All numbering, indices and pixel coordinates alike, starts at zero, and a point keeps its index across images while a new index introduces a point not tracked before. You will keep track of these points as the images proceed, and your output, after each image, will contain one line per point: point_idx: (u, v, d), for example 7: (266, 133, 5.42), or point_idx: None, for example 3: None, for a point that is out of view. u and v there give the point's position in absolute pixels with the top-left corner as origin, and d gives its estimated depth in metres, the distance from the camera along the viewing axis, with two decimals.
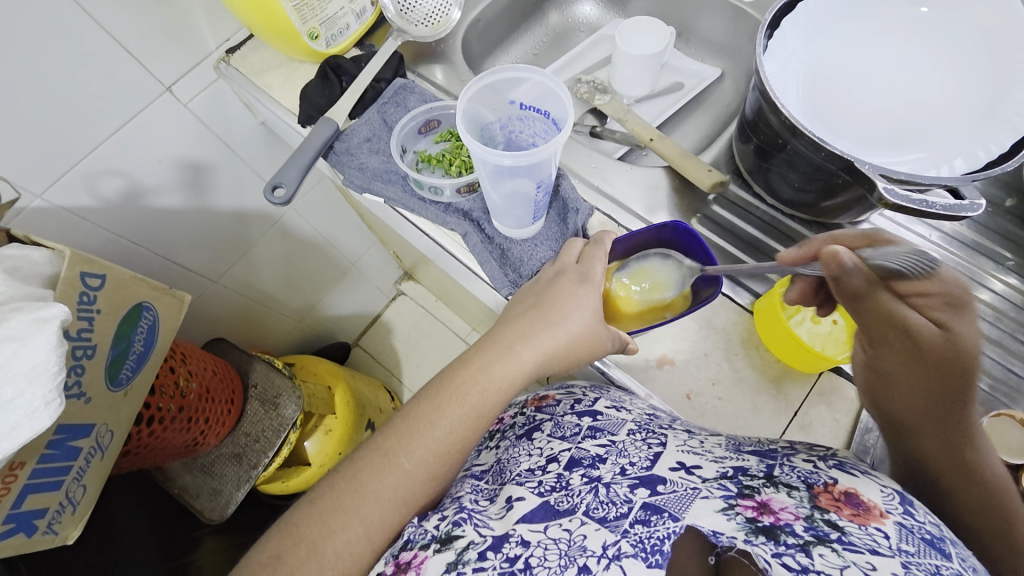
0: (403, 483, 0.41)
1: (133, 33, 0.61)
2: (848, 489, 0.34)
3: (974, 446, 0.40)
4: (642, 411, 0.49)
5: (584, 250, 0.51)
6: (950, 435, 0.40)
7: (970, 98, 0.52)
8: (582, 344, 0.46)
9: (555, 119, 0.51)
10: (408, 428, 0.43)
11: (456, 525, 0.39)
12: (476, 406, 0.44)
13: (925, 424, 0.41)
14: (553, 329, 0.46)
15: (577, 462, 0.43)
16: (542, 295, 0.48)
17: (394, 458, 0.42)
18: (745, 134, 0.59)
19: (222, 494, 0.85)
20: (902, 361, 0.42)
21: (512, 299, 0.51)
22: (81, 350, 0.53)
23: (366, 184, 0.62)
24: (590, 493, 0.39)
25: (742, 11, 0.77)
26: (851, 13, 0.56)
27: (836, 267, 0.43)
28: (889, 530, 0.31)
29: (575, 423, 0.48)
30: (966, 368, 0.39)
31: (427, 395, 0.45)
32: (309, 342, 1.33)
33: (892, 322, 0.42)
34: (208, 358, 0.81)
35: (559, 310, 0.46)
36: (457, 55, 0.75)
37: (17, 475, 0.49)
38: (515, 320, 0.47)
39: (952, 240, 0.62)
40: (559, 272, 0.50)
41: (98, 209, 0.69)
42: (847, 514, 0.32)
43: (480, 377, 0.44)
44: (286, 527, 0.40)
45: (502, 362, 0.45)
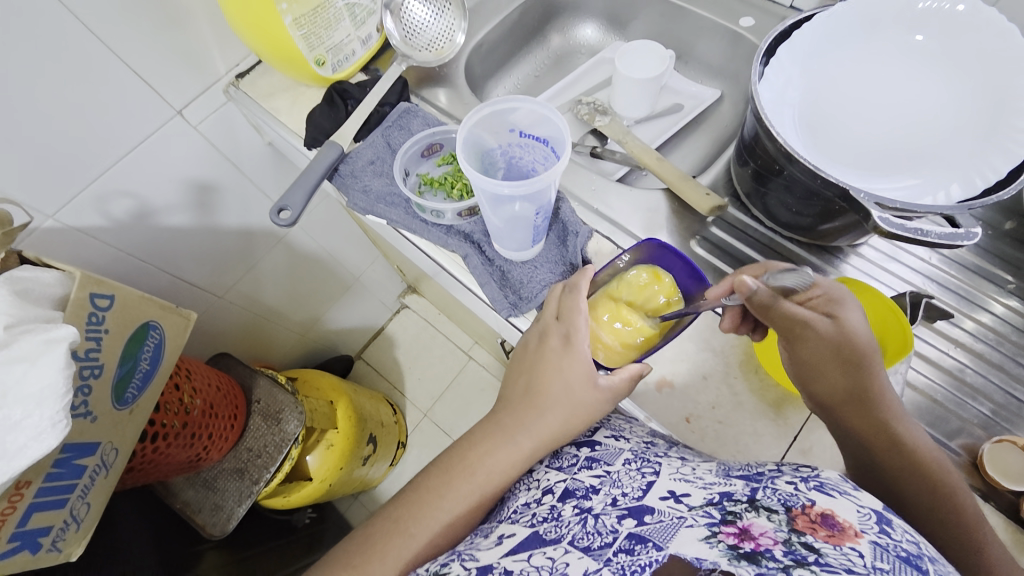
0: (407, 546, 0.44)
1: (147, 61, 0.63)
2: (824, 510, 0.34)
3: (891, 412, 0.44)
4: (641, 439, 0.50)
5: (561, 303, 0.51)
6: (867, 405, 0.44)
7: (967, 124, 0.52)
8: (578, 418, 0.47)
9: (553, 145, 0.52)
10: (418, 497, 0.46)
11: (444, 564, 0.39)
12: (481, 486, 0.46)
13: (848, 407, 0.45)
14: (544, 418, 0.47)
15: (570, 493, 0.44)
16: (531, 375, 0.49)
17: (403, 524, 0.45)
18: (743, 157, 0.60)
19: (223, 510, 0.86)
20: (813, 355, 0.45)
21: (506, 371, 0.52)
22: (88, 370, 0.54)
23: (370, 207, 0.63)
24: (579, 524, 0.40)
25: (740, 34, 0.78)
26: (847, 40, 0.56)
27: (745, 293, 0.46)
28: (864, 550, 0.30)
29: (574, 454, 0.49)
30: (859, 350, 0.44)
31: (437, 470, 0.48)
32: (312, 355, 1.34)
33: (803, 321, 0.44)
34: (213, 375, 0.82)
35: (547, 395, 0.47)
36: (460, 78, 0.77)
37: (22, 496, 0.50)
38: (512, 406, 0.49)
39: (953, 263, 0.61)
40: (543, 333, 0.50)
41: (109, 229, 0.71)
42: (822, 535, 0.32)
43: (486, 459, 0.47)
44: None
45: (501, 451, 0.47)
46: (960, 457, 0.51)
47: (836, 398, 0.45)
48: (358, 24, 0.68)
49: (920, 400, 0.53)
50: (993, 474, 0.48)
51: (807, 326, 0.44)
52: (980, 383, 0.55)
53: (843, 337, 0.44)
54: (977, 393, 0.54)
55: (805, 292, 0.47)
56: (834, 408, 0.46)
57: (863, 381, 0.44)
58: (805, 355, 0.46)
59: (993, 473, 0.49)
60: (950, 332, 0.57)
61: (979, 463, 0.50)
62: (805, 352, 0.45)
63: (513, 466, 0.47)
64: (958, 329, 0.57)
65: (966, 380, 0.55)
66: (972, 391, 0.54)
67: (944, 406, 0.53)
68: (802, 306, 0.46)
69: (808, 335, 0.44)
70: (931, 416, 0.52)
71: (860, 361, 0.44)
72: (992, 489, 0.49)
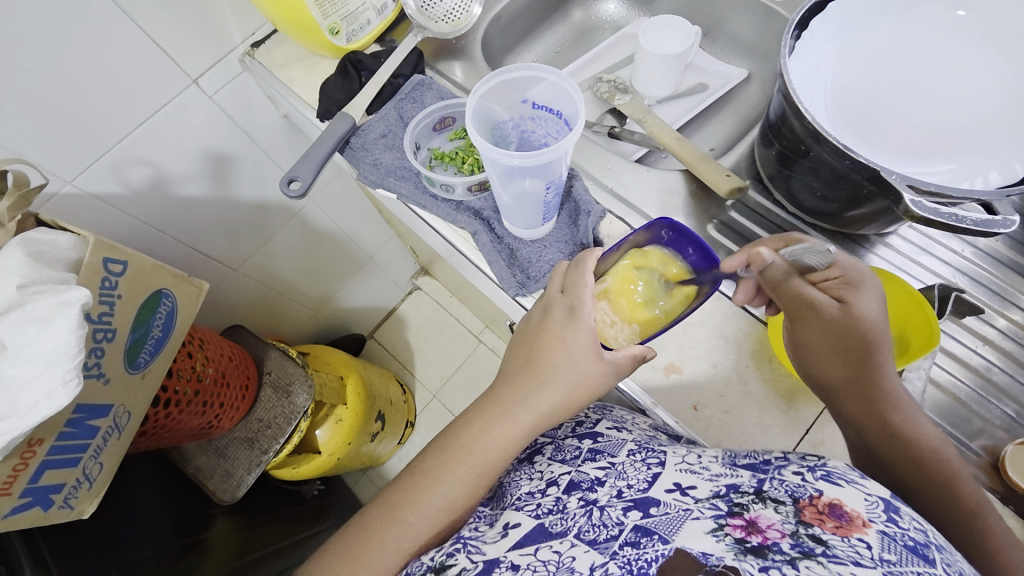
0: (405, 535, 0.44)
1: (162, 28, 0.63)
2: (832, 500, 0.34)
3: (894, 405, 0.42)
4: (643, 431, 0.51)
5: (567, 278, 0.49)
6: (868, 395, 0.43)
7: (1013, 105, 0.48)
8: (581, 390, 0.46)
9: (568, 119, 0.50)
10: (414, 482, 0.46)
11: (449, 556, 0.40)
12: (477, 466, 0.45)
13: (850, 394, 0.43)
14: (546, 387, 0.46)
15: (575, 485, 0.44)
16: (534, 346, 0.48)
17: (400, 512, 0.45)
18: (768, 138, 0.57)
19: (234, 477, 0.88)
20: (818, 339, 0.43)
21: (507, 346, 0.51)
22: (102, 333, 0.55)
23: (380, 180, 0.62)
24: (584, 516, 0.39)
25: (772, 10, 0.75)
26: (887, 13, 0.52)
27: (760, 264, 0.46)
28: (870, 539, 0.30)
29: (576, 446, 0.50)
30: (869, 336, 0.42)
31: (432, 452, 0.47)
32: (324, 331, 1.35)
33: (810, 299, 0.43)
34: (225, 345, 0.84)
35: (550, 363, 0.46)
36: (476, 52, 0.75)
37: (34, 453, 0.51)
38: (511, 379, 0.48)
39: (987, 256, 0.58)
40: (547, 306, 0.49)
41: (126, 196, 0.72)
42: (829, 527, 0.32)
43: (481, 437, 0.46)
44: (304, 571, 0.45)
45: (500, 424, 0.46)
46: (980, 458, 0.48)
47: (837, 385, 0.43)
48: None
49: (942, 398, 0.50)
50: (1014, 477, 0.45)
51: (814, 304, 0.43)
52: (1007, 383, 0.51)
53: (850, 321, 0.42)
54: (1003, 393, 0.51)
55: (826, 272, 0.46)
56: (834, 395, 0.44)
57: (867, 370, 0.42)
58: (808, 338, 0.44)
59: (1015, 476, 0.46)
60: (978, 329, 0.54)
61: (999, 466, 0.47)
62: (808, 335, 0.44)
63: (512, 446, 0.46)
64: (987, 325, 0.54)
65: (992, 379, 0.51)
66: (999, 391, 0.51)
67: (967, 405, 0.50)
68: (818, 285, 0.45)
69: (814, 315, 0.43)
70: (952, 416, 0.49)
71: (867, 348, 0.42)
72: (1013, 493, 0.46)
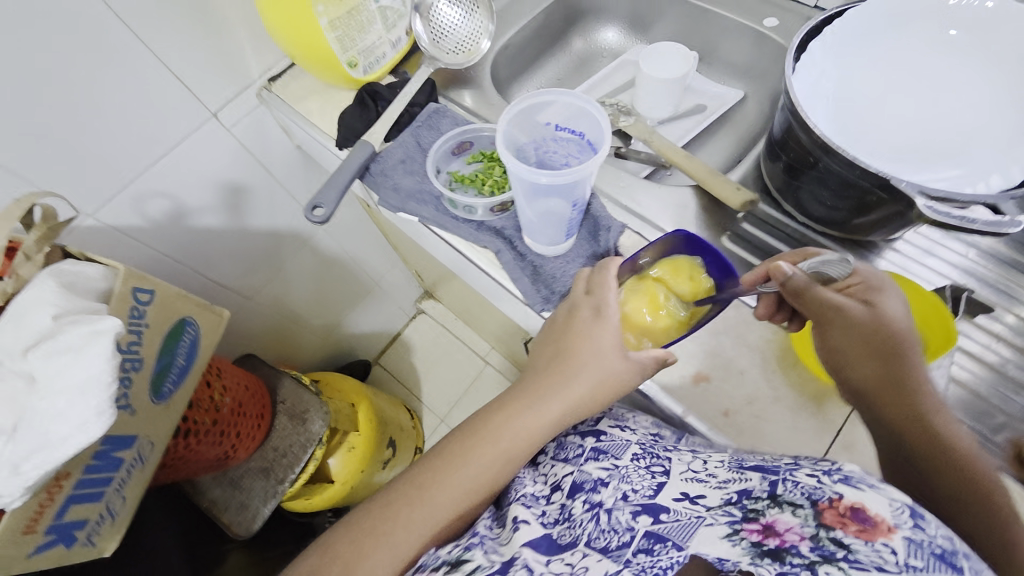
0: (432, 517, 0.44)
1: (186, 66, 0.65)
2: (854, 504, 0.35)
3: (933, 407, 0.43)
4: (646, 430, 0.53)
5: (592, 279, 0.50)
6: (907, 396, 0.43)
7: (1002, 118, 0.52)
8: (607, 385, 0.46)
9: (590, 140, 0.52)
10: (442, 464, 0.46)
11: (466, 549, 0.41)
12: (506, 450, 0.45)
13: (888, 396, 0.44)
14: (573, 380, 0.46)
15: (579, 487, 0.47)
16: (561, 343, 0.48)
17: (427, 492, 0.44)
18: (774, 153, 0.60)
19: (249, 508, 0.87)
20: (847, 341, 0.45)
21: (535, 343, 0.52)
22: (130, 362, 0.55)
23: (401, 203, 0.64)
24: (592, 522, 0.43)
25: (765, 35, 0.79)
26: (880, 34, 0.56)
27: (780, 279, 0.47)
28: (896, 546, 0.31)
29: (579, 445, 0.52)
30: (895, 337, 0.44)
31: (460, 435, 0.47)
32: (332, 358, 1.35)
33: (835, 303, 0.45)
34: (241, 374, 0.83)
35: (577, 359, 0.47)
36: (486, 80, 0.78)
37: (61, 488, 0.50)
38: (538, 372, 0.48)
39: (989, 257, 0.60)
40: (572, 307, 0.50)
41: (145, 228, 0.73)
42: (852, 531, 0.33)
43: (510, 424, 0.46)
44: (323, 547, 0.44)
45: (528, 413, 0.46)
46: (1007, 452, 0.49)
47: (873, 386, 0.44)
48: (389, 28, 0.70)
49: (963, 395, 0.52)
50: None
51: (839, 308, 0.45)
52: None
53: (876, 323, 0.44)
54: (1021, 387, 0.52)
55: (845, 281, 0.48)
56: (867, 396, 0.45)
57: (900, 370, 0.43)
58: (836, 340, 0.46)
59: None
60: (990, 326, 0.56)
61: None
62: (837, 338, 0.46)
63: None
64: (997, 322, 0.56)
65: (1009, 374, 0.53)
66: (1018, 386, 0.52)
67: (987, 400, 0.52)
68: (840, 293, 0.47)
69: (841, 319, 0.45)
70: (975, 411, 0.51)
71: (896, 347, 0.44)
72: None
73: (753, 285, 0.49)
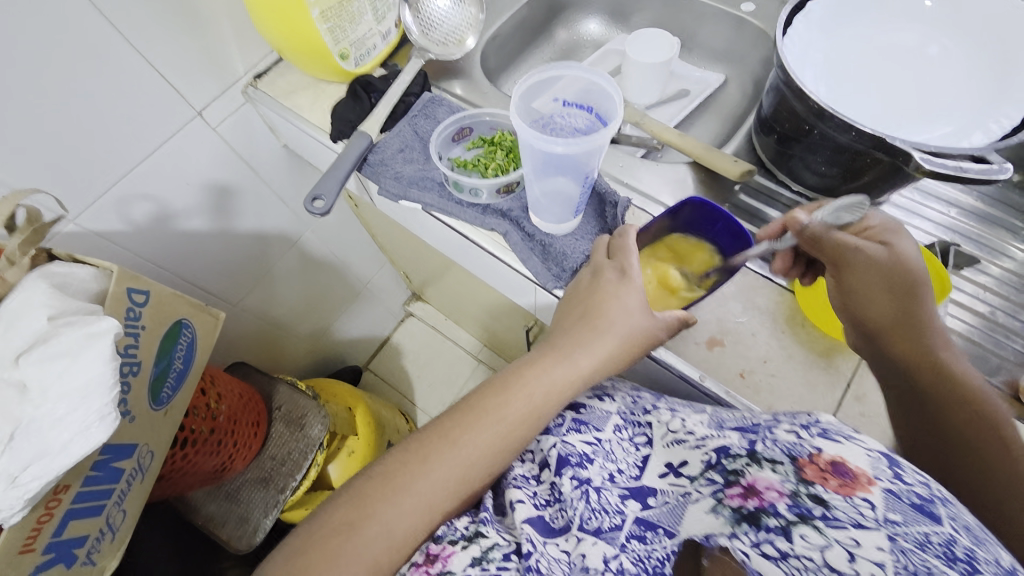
0: (465, 474, 0.44)
1: (170, 62, 0.63)
2: (834, 458, 0.36)
3: (939, 340, 0.45)
4: (625, 395, 0.53)
5: (612, 245, 0.52)
6: (915, 331, 0.45)
7: (979, 80, 0.55)
8: (634, 342, 0.47)
9: (599, 113, 0.53)
10: (472, 420, 0.45)
11: (480, 526, 0.44)
12: (536, 406, 0.46)
13: (899, 332, 0.46)
14: (604, 336, 0.47)
15: (564, 461, 0.46)
16: (587, 303, 0.49)
17: (459, 448, 0.44)
18: (766, 126, 0.62)
19: (249, 522, 0.83)
20: (866, 282, 0.47)
21: (557, 308, 0.52)
22: (128, 367, 0.52)
23: (403, 191, 0.63)
24: (581, 502, 0.43)
25: (742, 19, 0.82)
26: (860, 9, 0.59)
27: (797, 228, 0.51)
28: (875, 500, 0.33)
29: (559, 415, 0.51)
30: (915, 275, 0.46)
31: (489, 392, 0.47)
32: (322, 366, 1.31)
33: (853, 246, 0.47)
34: (235, 383, 0.80)
35: (606, 316, 0.47)
36: (476, 70, 0.78)
37: (59, 501, 0.47)
38: (566, 330, 0.49)
39: (969, 214, 0.63)
40: (595, 271, 0.50)
41: (128, 233, 0.69)
42: (833, 486, 0.34)
43: (542, 379, 0.46)
44: (355, 495, 0.43)
45: (560, 368, 0.47)
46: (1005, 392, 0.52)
47: (886, 324, 0.46)
48: (379, 19, 0.69)
49: (960, 343, 0.54)
50: None
51: (859, 250, 0.47)
52: (1013, 323, 0.56)
53: (896, 261, 0.46)
54: (1011, 332, 0.56)
55: (863, 224, 0.50)
56: (881, 333, 0.46)
57: (913, 307, 0.46)
58: (856, 282, 0.47)
59: None
60: (976, 279, 0.59)
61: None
62: (855, 281, 0.47)
63: None
64: (982, 275, 0.59)
65: (999, 321, 0.56)
66: (1008, 332, 0.56)
67: (982, 346, 0.55)
68: (860, 235, 0.50)
69: (860, 260, 0.47)
70: (972, 356, 0.54)
71: (912, 284, 0.46)
72: None
73: (773, 237, 0.52)
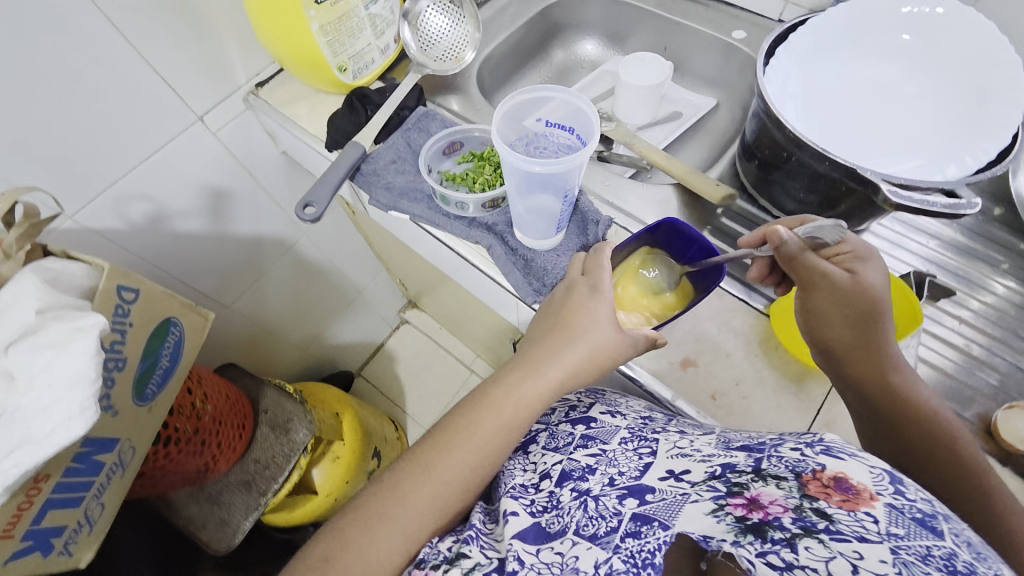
0: (440, 494, 0.45)
1: (173, 68, 0.65)
2: (837, 474, 0.35)
3: (894, 366, 0.46)
4: (636, 414, 0.53)
5: (587, 261, 0.53)
6: (871, 355, 0.46)
7: (955, 114, 0.56)
8: (602, 356, 0.48)
9: (580, 134, 0.55)
10: (447, 439, 0.46)
11: (464, 545, 0.43)
12: (507, 420, 0.46)
13: (854, 356, 0.47)
14: (573, 347, 0.48)
15: (568, 475, 0.48)
16: (558, 314, 0.50)
17: (434, 471, 0.45)
18: (749, 153, 0.64)
19: (230, 524, 0.83)
20: (828, 305, 0.47)
21: (530, 322, 0.53)
22: (113, 362, 0.54)
23: (393, 202, 0.65)
24: (580, 510, 0.44)
25: (733, 46, 0.84)
26: (841, 40, 0.61)
27: (776, 242, 0.49)
28: (879, 514, 0.32)
29: (569, 433, 0.53)
30: (874, 302, 0.46)
31: (463, 411, 0.48)
32: (314, 370, 1.32)
33: (821, 270, 0.48)
34: (222, 383, 0.81)
35: (575, 328, 0.48)
36: (472, 87, 0.80)
37: (40, 490, 0.48)
38: (537, 342, 0.50)
39: (950, 247, 0.64)
40: (569, 287, 0.52)
41: (125, 232, 0.71)
42: (836, 501, 0.33)
43: (512, 394, 0.47)
44: (334, 532, 0.44)
45: (530, 381, 0.47)
46: (975, 424, 0.52)
47: (841, 347, 0.47)
48: (378, 35, 0.72)
49: (932, 374, 0.55)
50: (1008, 439, 0.49)
51: (824, 274, 0.47)
52: (986, 356, 0.57)
53: (859, 288, 0.47)
54: (984, 364, 0.56)
55: (835, 249, 0.50)
56: (837, 356, 0.47)
57: (869, 334, 0.46)
58: (819, 304, 0.48)
59: (1008, 438, 0.49)
60: (954, 311, 0.60)
61: (992, 430, 0.51)
62: (819, 303, 0.48)
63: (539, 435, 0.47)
64: (962, 308, 0.60)
65: (973, 353, 0.57)
66: (981, 364, 0.56)
67: (955, 377, 0.55)
68: (830, 260, 0.50)
69: (824, 284, 0.47)
70: (943, 388, 0.54)
71: (870, 311, 0.46)
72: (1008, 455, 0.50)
73: (751, 246, 0.54)
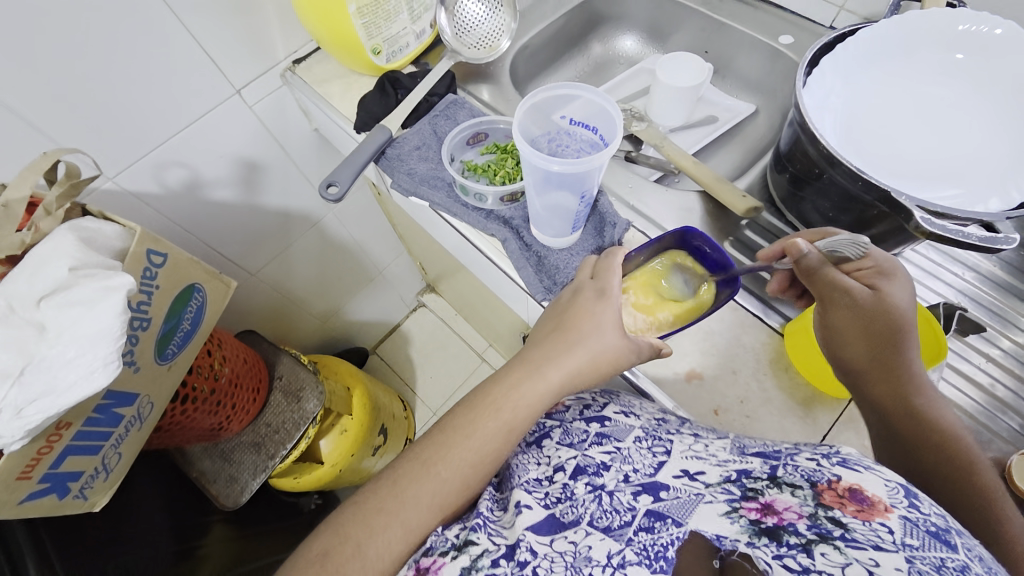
0: (439, 491, 0.45)
1: (215, 41, 0.67)
2: (852, 485, 0.34)
3: (918, 387, 0.43)
4: (652, 416, 0.51)
5: (597, 265, 0.53)
6: (893, 377, 0.44)
7: (1001, 144, 0.53)
8: (603, 361, 0.47)
9: (603, 134, 0.54)
10: (446, 438, 0.46)
11: (472, 531, 0.42)
12: (507, 421, 0.46)
13: (877, 377, 0.44)
14: (574, 350, 0.47)
15: (581, 470, 0.45)
16: (563, 316, 0.50)
17: (433, 467, 0.45)
18: (780, 164, 0.61)
19: (238, 482, 0.87)
20: (846, 322, 0.46)
21: (537, 320, 0.53)
22: (139, 321, 0.56)
23: (414, 188, 0.66)
24: (594, 502, 0.42)
25: (779, 52, 0.81)
26: (888, 55, 0.58)
27: (796, 255, 0.49)
28: (893, 526, 0.31)
29: (583, 429, 0.50)
30: (897, 323, 0.44)
31: (463, 410, 0.48)
32: (330, 343, 1.36)
33: (842, 286, 0.46)
34: (241, 347, 0.84)
35: (579, 330, 0.48)
36: (504, 77, 0.80)
37: (59, 437, 0.52)
38: (540, 343, 0.50)
39: (987, 281, 0.61)
40: (577, 289, 0.52)
41: (160, 196, 0.74)
42: (851, 511, 0.33)
43: (512, 394, 0.47)
44: (333, 528, 0.44)
45: (529, 382, 0.47)
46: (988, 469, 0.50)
47: (864, 368, 0.45)
48: (414, 19, 0.71)
49: None
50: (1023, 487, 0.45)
51: (845, 290, 0.46)
52: (1012, 399, 0.54)
53: (880, 307, 0.45)
54: (1008, 408, 0.54)
55: (857, 263, 0.48)
56: (859, 377, 0.45)
57: (893, 355, 0.44)
58: (838, 321, 0.47)
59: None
60: (982, 349, 0.57)
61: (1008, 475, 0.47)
62: (837, 320, 0.47)
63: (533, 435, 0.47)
64: (992, 346, 0.57)
65: (997, 395, 0.54)
66: (1004, 407, 0.54)
67: (974, 418, 0.53)
68: (851, 275, 0.48)
69: (844, 301, 0.46)
70: None
71: (893, 333, 0.44)
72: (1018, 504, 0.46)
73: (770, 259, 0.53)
